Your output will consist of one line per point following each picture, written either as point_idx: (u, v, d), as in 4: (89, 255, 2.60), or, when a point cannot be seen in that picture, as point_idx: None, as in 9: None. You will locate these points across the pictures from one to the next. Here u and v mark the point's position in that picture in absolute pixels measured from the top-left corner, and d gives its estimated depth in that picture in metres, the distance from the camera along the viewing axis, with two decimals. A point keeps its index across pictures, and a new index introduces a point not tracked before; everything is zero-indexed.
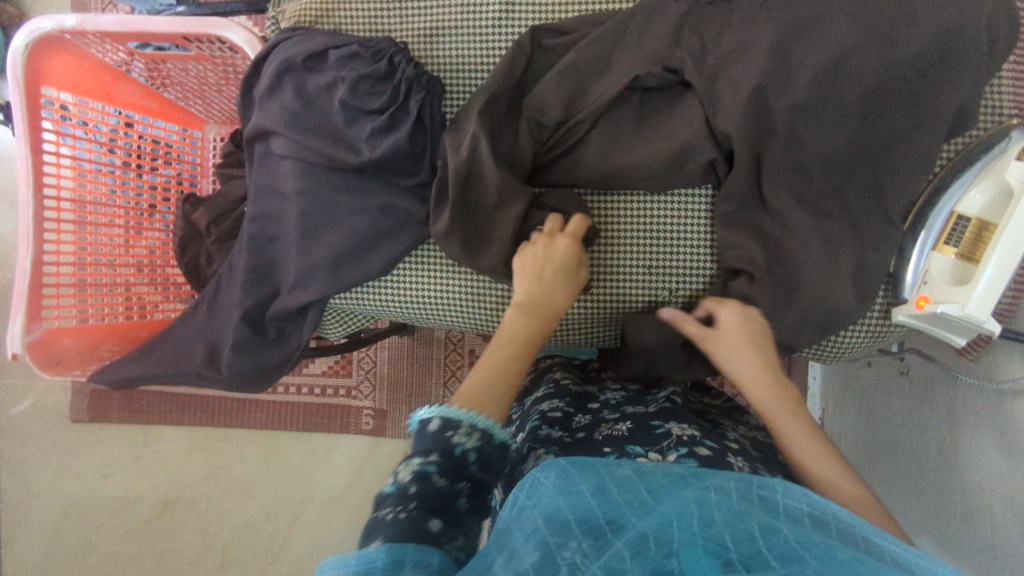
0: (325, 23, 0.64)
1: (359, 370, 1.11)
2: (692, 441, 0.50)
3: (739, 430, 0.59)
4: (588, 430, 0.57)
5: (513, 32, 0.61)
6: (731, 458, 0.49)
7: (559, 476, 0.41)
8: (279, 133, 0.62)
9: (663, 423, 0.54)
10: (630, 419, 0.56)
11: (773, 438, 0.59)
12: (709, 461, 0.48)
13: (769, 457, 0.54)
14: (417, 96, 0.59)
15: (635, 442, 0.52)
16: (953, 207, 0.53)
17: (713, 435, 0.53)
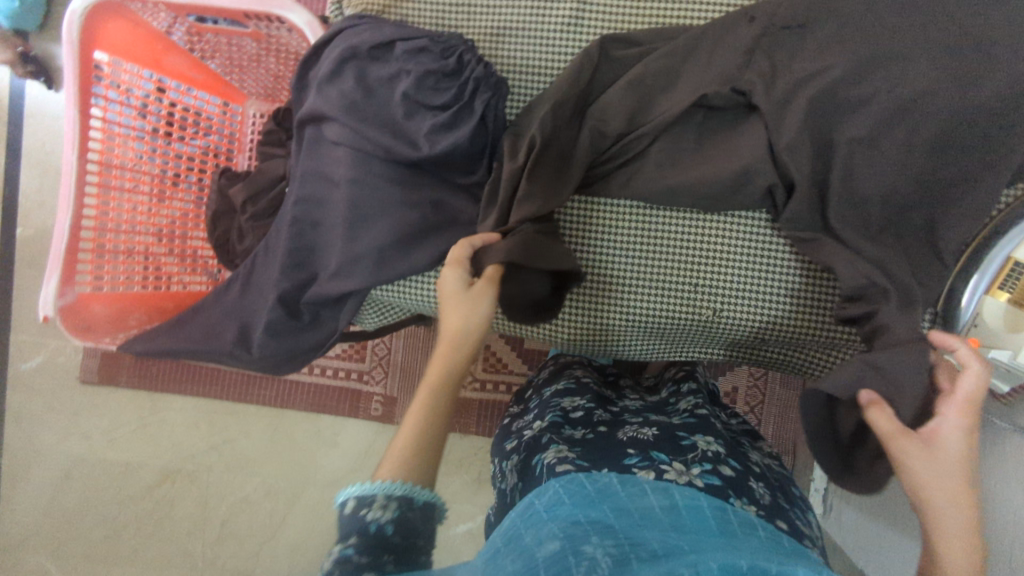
0: (391, 14, 0.64)
1: (372, 356, 1.12)
2: (716, 458, 0.48)
3: (758, 455, 0.58)
4: (610, 430, 0.55)
5: (580, 40, 0.61)
6: (753, 483, 0.48)
7: (586, 497, 0.39)
8: (336, 120, 0.62)
9: (689, 435, 0.52)
10: (656, 428, 0.54)
11: (789, 469, 0.59)
12: (734, 482, 0.46)
13: (789, 494, 0.52)
14: (483, 96, 0.59)
15: (660, 450, 0.49)
16: (1010, 253, 0.52)
17: (736, 455, 0.51)
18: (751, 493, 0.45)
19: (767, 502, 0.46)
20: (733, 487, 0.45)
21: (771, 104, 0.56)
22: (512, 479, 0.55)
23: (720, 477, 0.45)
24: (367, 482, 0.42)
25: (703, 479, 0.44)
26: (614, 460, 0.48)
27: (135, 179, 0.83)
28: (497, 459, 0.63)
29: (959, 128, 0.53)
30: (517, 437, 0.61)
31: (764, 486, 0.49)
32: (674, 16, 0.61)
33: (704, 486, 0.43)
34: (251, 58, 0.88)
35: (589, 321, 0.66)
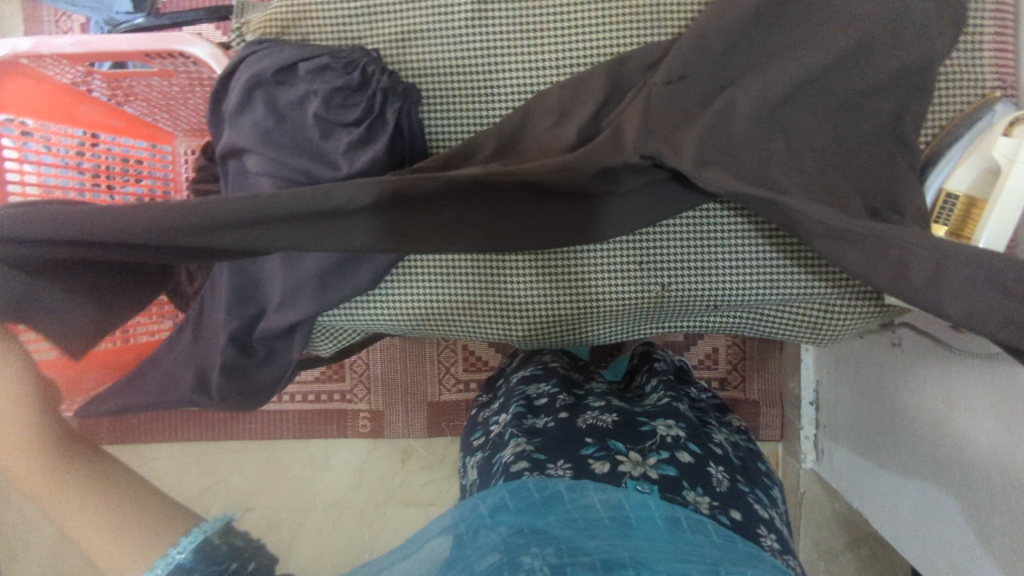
0: (291, 34, 0.62)
1: (352, 373, 1.18)
2: (675, 446, 0.49)
3: (723, 433, 0.59)
4: (570, 415, 0.55)
5: (486, 31, 0.60)
6: (713, 469, 0.49)
7: (531, 502, 0.40)
8: (252, 151, 0.60)
9: (649, 420, 0.53)
10: (615, 412, 0.54)
11: (753, 443, 0.61)
12: (692, 470, 0.47)
13: (751, 476, 0.53)
14: (393, 105, 0.58)
15: (618, 438, 0.50)
16: (942, 185, 0.54)
17: (699, 439, 0.52)
18: (707, 482, 0.47)
19: (724, 490, 0.47)
20: (688, 476, 0.46)
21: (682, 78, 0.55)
22: (474, 474, 0.56)
23: (675, 466, 0.47)
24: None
25: (658, 470, 0.46)
26: (570, 450, 0.48)
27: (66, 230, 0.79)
28: (463, 454, 0.63)
29: (870, 77, 0.53)
30: (483, 432, 0.61)
31: (724, 471, 0.50)
32: None
33: (659, 476, 0.45)
34: (168, 96, 0.86)
35: (543, 317, 0.65)
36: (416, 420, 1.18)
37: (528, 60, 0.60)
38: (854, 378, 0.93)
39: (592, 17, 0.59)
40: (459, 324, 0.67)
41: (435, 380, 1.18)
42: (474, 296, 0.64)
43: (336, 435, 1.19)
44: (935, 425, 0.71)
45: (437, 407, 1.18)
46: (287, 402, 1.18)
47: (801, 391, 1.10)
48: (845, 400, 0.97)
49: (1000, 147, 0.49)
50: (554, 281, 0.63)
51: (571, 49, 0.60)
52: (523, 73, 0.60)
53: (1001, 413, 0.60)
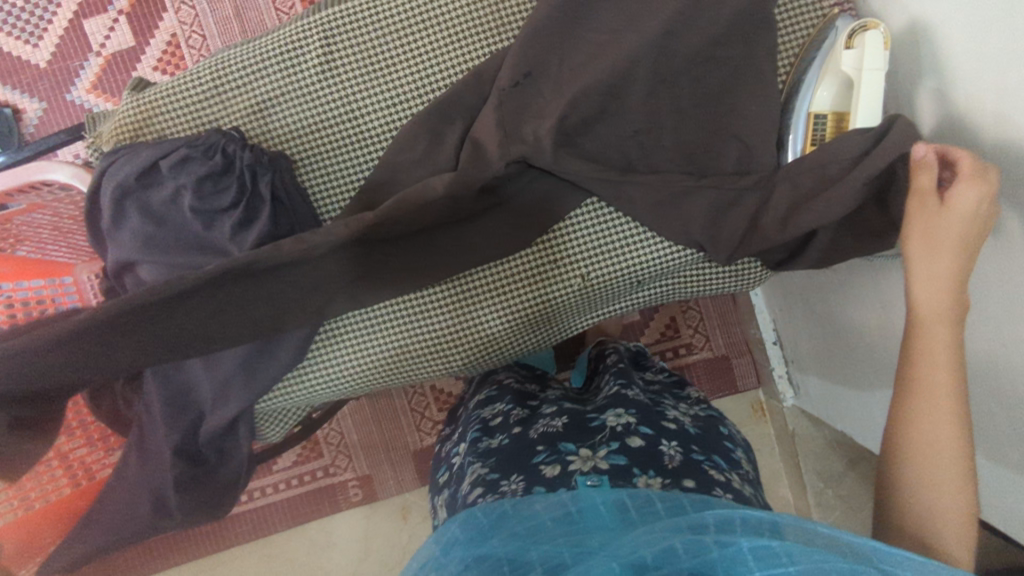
0: (146, 135, 0.60)
1: (329, 447, 1.15)
2: (625, 433, 0.51)
3: (680, 409, 0.60)
4: (523, 429, 0.55)
5: (340, 81, 0.60)
6: (664, 446, 0.50)
7: (481, 529, 0.40)
8: (142, 261, 0.58)
9: (599, 414, 0.55)
10: (564, 415, 0.56)
11: (710, 405, 0.61)
12: (643, 454, 0.49)
13: (708, 444, 0.54)
14: (265, 177, 0.57)
15: (569, 439, 0.51)
16: (808, 108, 0.56)
17: (650, 420, 0.53)
18: (657, 461, 0.48)
19: (676, 466, 0.48)
20: (639, 461, 0.48)
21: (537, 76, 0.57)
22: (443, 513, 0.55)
23: (625, 454, 0.48)
24: None
25: (608, 460, 0.47)
26: (523, 462, 0.49)
27: None
28: (432, 495, 0.62)
29: (713, 26, 0.55)
30: (447, 469, 0.60)
31: (678, 447, 0.51)
32: (417, 22, 0.60)
33: (609, 466, 0.46)
34: (62, 231, 0.84)
35: (477, 343, 0.64)
36: (406, 473, 1.16)
37: (389, 97, 0.60)
38: (802, 309, 0.96)
39: (437, 40, 0.60)
40: (398, 375, 0.66)
41: (413, 428, 1.16)
42: (405, 344, 0.63)
43: (330, 512, 1.15)
44: (879, 330, 0.74)
45: (423, 454, 1.16)
46: (271, 494, 1.14)
47: (762, 334, 1.12)
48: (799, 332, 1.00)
49: (846, 62, 0.52)
50: (475, 306, 0.63)
51: (428, 75, 0.60)
52: (389, 111, 0.60)
53: None
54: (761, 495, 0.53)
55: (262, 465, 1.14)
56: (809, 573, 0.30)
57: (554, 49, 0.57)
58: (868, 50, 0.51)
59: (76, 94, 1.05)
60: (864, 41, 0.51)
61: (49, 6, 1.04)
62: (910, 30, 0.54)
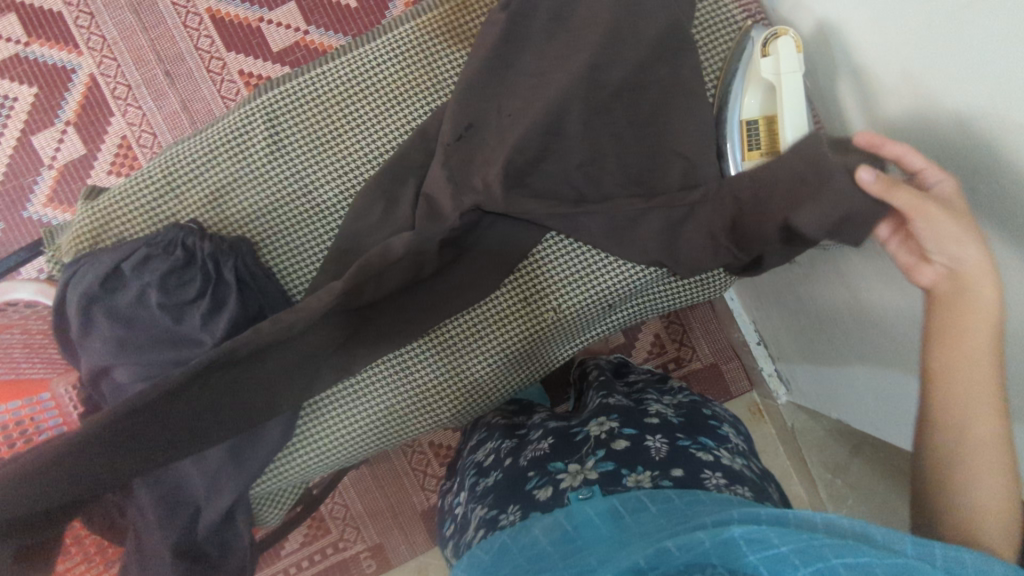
0: (105, 241, 0.61)
1: (335, 522, 1.13)
2: (609, 438, 0.52)
3: (665, 400, 0.62)
4: (514, 459, 0.57)
5: (289, 159, 0.61)
6: (650, 441, 0.52)
7: (487, 569, 0.41)
8: (115, 365, 0.58)
9: (582, 426, 0.56)
10: (549, 435, 0.57)
11: (696, 392, 0.63)
12: (629, 454, 0.50)
13: (694, 426, 0.56)
14: (227, 263, 0.57)
15: (557, 458, 0.53)
16: (739, 117, 0.58)
17: (633, 420, 0.55)
18: (646, 457, 0.49)
19: (664, 456, 0.49)
20: (626, 462, 0.49)
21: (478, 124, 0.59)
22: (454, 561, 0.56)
23: (612, 458, 0.49)
24: None
25: (597, 469, 0.48)
26: (518, 491, 0.51)
27: None
28: (442, 546, 0.63)
29: (637, 53, 0.57)
30: (452, 518, 0.61)
31: (663, 438, 0.52)
32: (357, 93, 0.62)
33: (598, 474, 0.48)
34: (31, 346, 0.81)
35: (464, 392, 0.65)
36: (417, 535, 1.13)
37: (340, 167, 0.61)
38: (775, 306, 0.98)
39: (378, 107, 0.62)
40: (391, 437, 0.66)
41: (417, 487, 1.14)
42: (388, 406, 0.63)
43: None
44: (853, 314, 0.75)
45: (432, 513, 1.14)
46: None
47: (744, 337, 1.14)
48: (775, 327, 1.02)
49: (766, 68, 0.55)
50: (450, 357, 0.63)
51: (374, 140, 0.62)
52: (341, 180, 0.62)
53: (888, 279, 0.65)
54: (756, 466, 0.53)
55: (270, 551, 1.11)
56: (799, 551, 0.32)
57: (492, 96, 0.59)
58: (783, 55, 0.54)
59: (32, 210, 1.05)
60: (779, 48, 0.55)
61: None
62: (821, 31, 0.57)
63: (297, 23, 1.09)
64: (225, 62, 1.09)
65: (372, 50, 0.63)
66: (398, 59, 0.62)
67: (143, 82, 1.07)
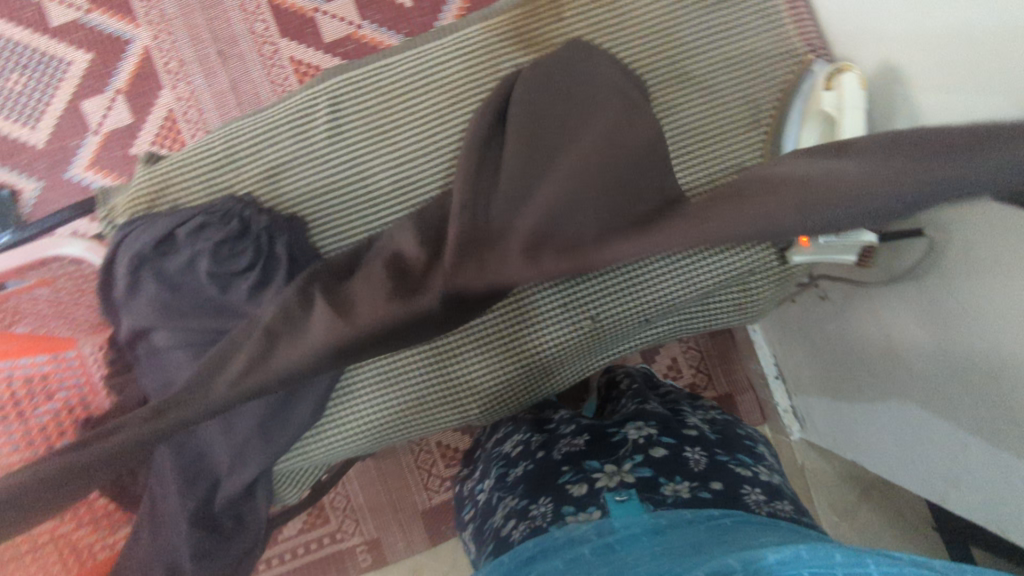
0: (160, 205, 0.62)
1: (335, 512, 1.13)
2: (648, 444, 0.56)
3: (699, 415, 0.64)
4: (546, 451, 0.61)
5: (348, 144, 0.62)
6: (689, 452, 0.55)
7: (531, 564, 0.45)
8: (157, 328, 0.59)
9: (620, 428, 0.60)
10: (585, 431, 0.61)
11: (726, 410, 0.65)
12: (668, 463, 0.53)
13: (730, 443, 0.59)
14: (280, 239, 0.59)
15: (593, 457, 0.56)
16: (794, 148, 0.60)
17: (671, 429, 0.58)
18: (685, 469, 0.53)
19: (702, 470, 0.53)
20: (666, 471, 0.53)
21: (525, 117, 0.56)
22: (476, 549, 0.62)
23: (650, 466, 0.53)
24: None
25: (634, 474, 0.52)
26: (551, 483, 0.55)
27: None
28: (461, 532, 0.68)
29: None
30: (475, 503, 0.67)
31: (701, 451, 0.56)
32: (419, 87, 0.63)
33: (636, 480, 0.52)
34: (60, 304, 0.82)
35: (493, 389, 0.65)
36: (415, 533, 1.13)
37: (396, 157, 0.63)
38: (799, 341, 0.98)
39: (438, 102, 0.63)
40: (416, 427, 0.66)
41: (420, 486, 1.14)
42: (418, 396, 0.64)
43: None
44: (883, 355, 0.75)
45: (432, 513, 1.14)
46: (279, 565, 1.11)
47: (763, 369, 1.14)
48: (795, 361, 1.03)
49: (827, 103, 0.57)
50: (484, 352, 0.64)
51: (429, 134, 0.63)
52: (393, 170, 0.63)
53: (925, 323, 0.66)
54: (789, 481, 0.57)
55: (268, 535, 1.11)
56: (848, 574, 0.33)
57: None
58: (847, 90, 0.55)
59: (73, 172, 1.07)
60: (842, 82, 0.56)
61: (48, 89, 1.07)
62: (884, 72, 0.58)
63: (352, 17, 1.11)
64: (278, 47, 1.11)
65: (438, 47, 0.64)
66: (462, 58, 0.64)
67: (196, 60, 1.09)
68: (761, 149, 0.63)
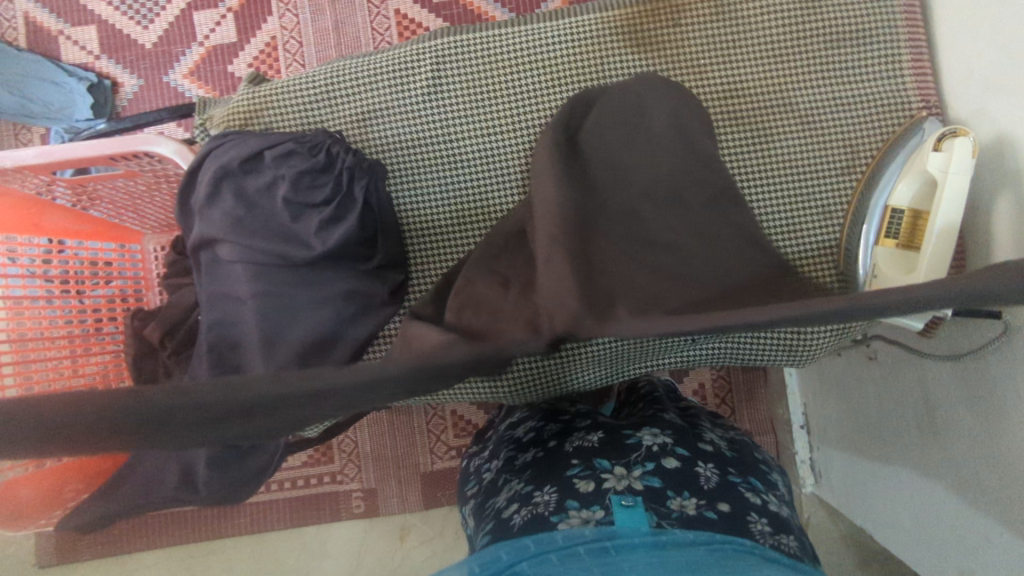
0: (255, 124, 0.65)
1: (342, 454, 1.16)
2: (660, 453, 0.56)
3: (718, 431, 0.64)
4: (558, 442, 0.61)
5: (442, 104, 0.64)
6: (700, 467, 0.55)
7: (527, 551, 0.45)
8: (225, 240, 0.60)
9: (633, 432, 0.60)
10: (600, 430, 0.61)
11: (746, 435, 0.65)
12: (678, 475, 0.53)
13: (745, 466, 0.58)
14: (360, 182, 0.61)
15: (604, 455, 0.56)
16: (886, 202, 0.58)
17: (686, 442, 0.58)
18: (693, 484, 0.52)
19: (711, 489, 0.52)
20: (674, 484, 0.52)
21: None
22: (472, 522, 0.63)
23: (660, 476, 0.53)
24: None
25: (643, 481, 0.52)
26: (558, 475, 0.55)
27: (26, 347, 0.75)
28: (461, 503, 0.70)
29: None
30: (479, 480, 0.68)
31: (713, 469, 0.55)
32: (522, 63, 0.64)
33: (643, 487, 0.51)
34: (137, 198, 0.85)
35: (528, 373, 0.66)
36: (411, 493, 1.15)
37: (485, 126, 0.64)
38: (835, 396, 0.96)
39: (537, 84, 0.64)
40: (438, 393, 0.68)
41: (426, 448, 1.16)
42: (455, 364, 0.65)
43: (329, 519, 1.15)
44: (920, 429, 0.73)
45: (432, 477, 1.16)
46: (278, 491, 1.15)
47: (790, 416, 1.11)
48: (824, 416, 1.01)
49: (932, 164, 0.54)
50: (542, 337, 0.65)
51: (523, 114, 0.64)
52: (479, 139, 0.65)
53: (977, 407, 0.63)
54: (796, 514, 0.56)
55: None
56: None
57: (650, 108, 0.60)
58: (957, 155, 0.53)
59: (173, 77, 1.11)
60: (953, 147, 0.53)
61: None
62: (997, 143, 0.56)
63: None
64: None
65: (549, 28, 0.64)
66: (570, 45, 0.64)
67: None
68: (847, 198, 0.63)
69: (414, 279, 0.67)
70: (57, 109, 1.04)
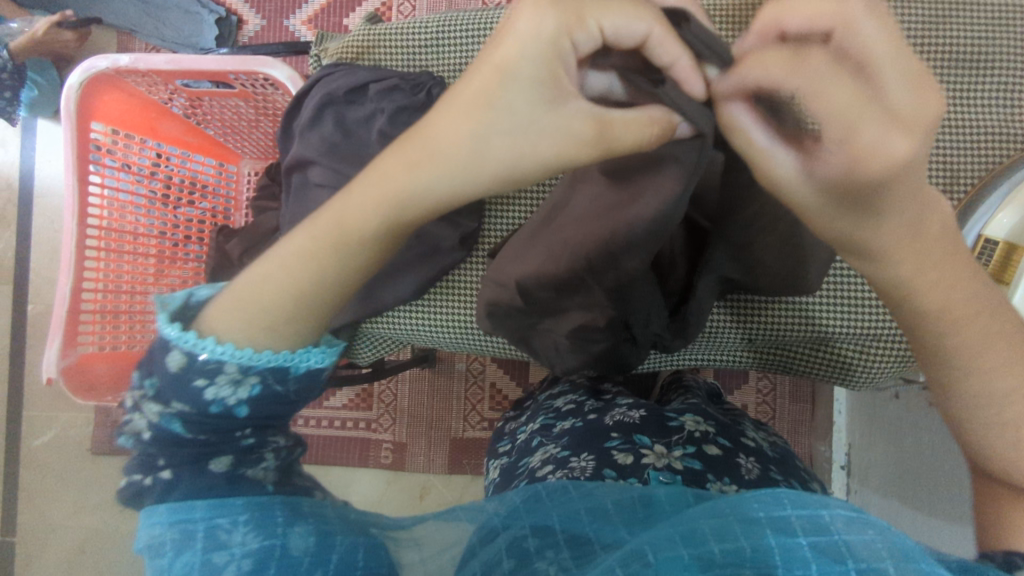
0: (365, 60, 0.68)
1: (380, 404, 1.19)
2: (702, 440, 0.56)
3: (759, 433, 0.64)
4: (599, 414, 0.62)
5: None
6: (740, 458, 0.55)
7: (566, 494, 0.45)
8: (318, 164, 0.64)
9: (677, 416, 0.60)
10: (644, 409, 0.61)
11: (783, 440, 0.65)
12: (718, 463, 0.53)
13: (786, 465, 0.58)
14: None
15: (644, 432, 0.57)
16: (981, 231, 0.59)
17: (729, 435, 0.58)
18: (733, 472, 0.52)
19: (750, 479, 0.52)
20: (714, 469, 0.52)
21: None
22: (497, 475, 0.64)
23: (701, 460, 0.53)
24: (215, 345, 0.44)
25: (683, 462, 0.52)
26: (597, 443, 0.56)
27: (123, 240, 0.81)
28: (489, 459, 0.72)
29: None
30: (512, 442, 0.69)
31: (754, 462, 0.55)
32: None
33: (683, 468, 0.52)
34: (243, 123, 0.91)
35: None
36: (438, 454, 1.17)
37: None
38: (887, 438, 0.91)
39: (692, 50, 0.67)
40: (480, 341, 0.72)
41: (461, 415, 1.18)
42: None
43: (356, 464, 1.19)
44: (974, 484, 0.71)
45: (461, 443, 1.18)
46: (316, 428, 1.20)
47: (831, 454, 1.04)
48: (868, 459, 0.97)
49: None
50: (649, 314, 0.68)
51: None
52: None
53: None
54: None
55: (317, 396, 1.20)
56: None
57: None
58: None
59: (293, 22, 1.17)
60: None
61: None
62: None
63: None
64: None
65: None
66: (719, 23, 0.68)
67: None
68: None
69: (486, 230, 0.70)
70: (186, 36, 1.13)
